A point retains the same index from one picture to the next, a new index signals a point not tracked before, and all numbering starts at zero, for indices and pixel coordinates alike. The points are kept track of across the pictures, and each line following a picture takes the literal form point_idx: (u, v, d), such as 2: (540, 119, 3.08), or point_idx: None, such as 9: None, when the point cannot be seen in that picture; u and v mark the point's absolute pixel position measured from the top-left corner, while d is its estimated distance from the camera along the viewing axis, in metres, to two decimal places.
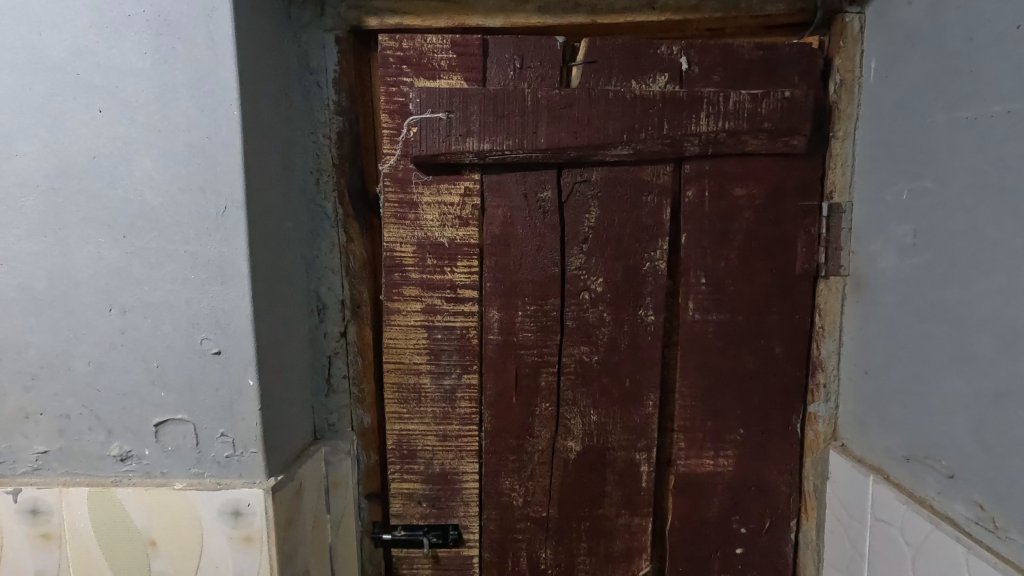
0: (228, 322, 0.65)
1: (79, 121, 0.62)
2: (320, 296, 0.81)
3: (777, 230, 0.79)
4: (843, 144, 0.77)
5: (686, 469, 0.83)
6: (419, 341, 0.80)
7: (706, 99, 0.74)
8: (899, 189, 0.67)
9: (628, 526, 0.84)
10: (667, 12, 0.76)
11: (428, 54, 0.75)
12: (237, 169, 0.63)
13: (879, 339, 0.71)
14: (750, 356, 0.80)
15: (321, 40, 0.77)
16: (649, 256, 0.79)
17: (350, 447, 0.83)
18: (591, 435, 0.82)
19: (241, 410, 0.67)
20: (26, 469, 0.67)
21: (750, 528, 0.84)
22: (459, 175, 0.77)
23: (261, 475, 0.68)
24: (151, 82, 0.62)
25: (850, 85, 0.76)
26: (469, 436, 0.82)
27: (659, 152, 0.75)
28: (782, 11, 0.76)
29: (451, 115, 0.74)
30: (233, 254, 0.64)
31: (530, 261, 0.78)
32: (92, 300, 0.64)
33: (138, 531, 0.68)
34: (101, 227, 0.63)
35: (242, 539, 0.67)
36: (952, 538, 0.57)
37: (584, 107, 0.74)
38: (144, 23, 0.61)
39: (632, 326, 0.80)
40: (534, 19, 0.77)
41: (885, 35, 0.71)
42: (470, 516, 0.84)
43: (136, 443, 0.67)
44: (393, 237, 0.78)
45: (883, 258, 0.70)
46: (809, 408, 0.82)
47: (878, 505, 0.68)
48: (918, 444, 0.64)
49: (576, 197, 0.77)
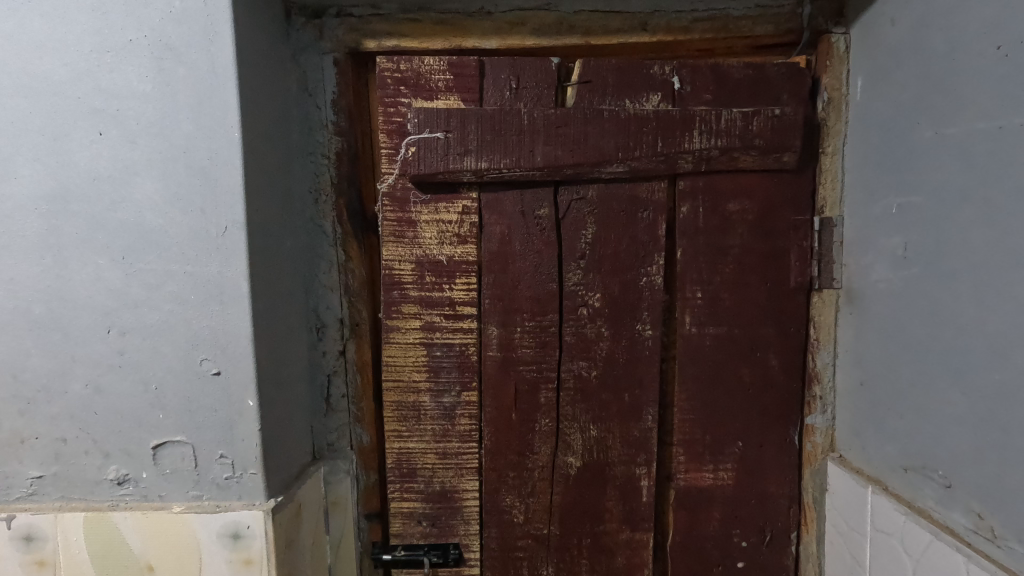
0: (228, 343, 0.65)
1: (80, 143, 0.62)
2: (319, 314, 0.81)
3: (770, 245, 0.80)
4: (833, 160, 0.79)
5: (685, 483, 0.83)
6: (418, 359, 0.80)
7: (699, 118, 0.76)
8: (889, 204, 0.69)
9: (629, 542, 0.84)
10: (659, 33, 0.78)
11: (426, 76, 0.76)
12: (238, 190, 0.64)
13: (873, 349, 0.72)
14: (747, 369, 0.81)
15: (320, 62, 0.78)
16: (646, 272, 0.80)
17: (349, 466, 0.83)
18: (591, 451, 0.82)
19: (242, 430, 0.66)
20: (21, 495, 0.66)
21: (750, 541, 0.84)
22: (457, 194, 0.78)
23: (261, 497, 0.67)
24: (152, 106, 0.62)
25: (838, 102, 0.78)
26: (470, 453, 0.82)
27: (654, 169, 0.77)
28: (770, 32, 0.78)
29: (449, 134, 0.75)
30: (234, 275, 0.64)
31: (529, 278, 0.79)
32: (90, 322, 0.64)
33: (134, 556, 0.67)
34: (100, 249, 0.63)
35: (241, 562, 0.67)
36: (952, 548, 0.58)
37: (580, 126, 0.75)
38: (145, 47, 0.62)
39: (630, 341, 0.80)
40: (530, 40, 0.78)
41: (870, 56, 0.73)
42: (470, 535, 0.84)
43: (134, 465, 0.66)
44: (392, 255, 0.79)
45: (875, 270, 0.71)
46: (807, 420, 0.82)
47: (878, 517, 0.68)
48: (916, 455, 0.64)
49: (573, 214, 0.78)
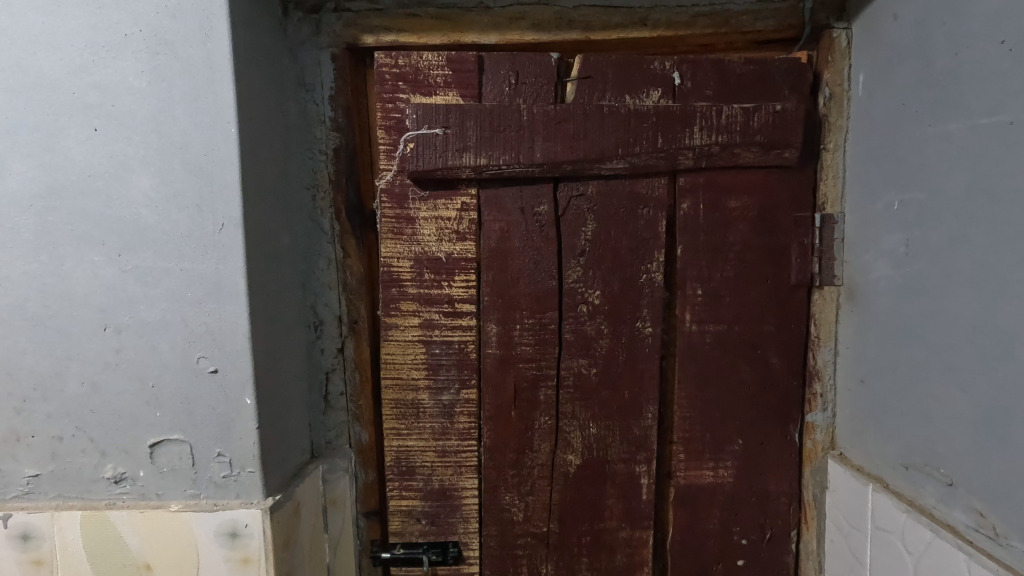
0: (225, 341, 0.64)
1: (76, 139, 0.62)
2: (317, 312, 0.81)
3: (771, 242, 0.79)
4: (835, 157, 0.78)
5: (685, 481, 0.83)
6: (417, 356, 0.80)
7: (700, 114, 0.75)
8: (890, 200, 0.69)
9: (629, 540, 0.83)
10: (659, 29, 0.78)
11: (424, 71, 0.75)
12: (235, 186, 0.63)
13: (874, 346, 0.72)
14: (748, 366, 0.81)
15: (318, 57, 0.77)
16: (646, 269, 0.79)
17: (348, 464, 0.82)
18: (591, 449, 0.81)
19: (239, 429, 0.66)
20: (17, 494, 0.66)
21: (751, 539, 0.84)
22: (456, 191, 0.77)
23: (259, 495, 0.67)
24: (148, 101, 0.62)
25: (839, 98, 0.77)
26: (469, 451, 0.82)
27: (654, 165, 0.76)
28: (771, 27, 0.78)
29: (447, 130, 0.74)
30: (231, 272, 0.64)
31: (528, 275, 0.79)
32: (86, 320, 0.63)
33: (132, 555, 0.66)
34: (95, 246, 0.63)
35: (239, 561, 0.66)
36: (953, 546, 0.57)
37: (580, 122, 0.75)
38: (141, 42, 0.61)
39: (630, 339, 0.80)
40: (529, 35, 0.78)
41: (872, 51, 0.72)
42: (470, 533, 0.83)
43: (131, 464, 0.66)
44: (390, 252, 0.78)
45: (876, 267, 0.71)
46: (807, 418, 0.82)
47: (878, 515, 0.68)
48: (917, 452, 0.64)
49: (572, 210, 0.78)
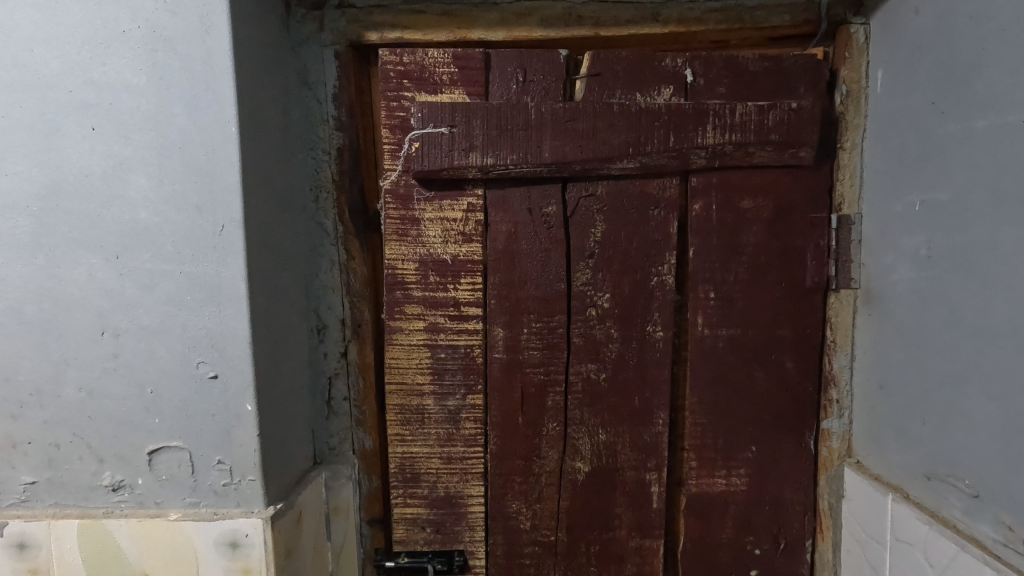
0: (225, 345, 0.63)
1: (73, 138, 0.60)
2: (320, 315, 0.79)
3: (786, 243, 0.77)
4: (852, 156, 0.76)
5: (697, 489, 0.80)
6: (422, 361, 0.78)
7: (713, 112, 0.73)
8: (911, 201, 0.66)
9: (639, 549, 0.81)
10: (671, 25, 0.75)
11: (430, 69, 0.74)
12: (236, 187, 0.61)
13: (894, 352, 0.69)
14: (761, 371, 0.79)
15: (321, 54, 0.76)
16: (657, 271, 0.77)
17: (350, 471, 0.81)
18: (600, 456, 0.79)
19: (240, 436, 0.64)
20: (13, 501, 0.64)
21: (764, 549, 0.81)
22: (462, 191, 0.76)
23: (259, 504, 0.65)
24: (146, 100, 0.60)
25: (857, 95, 0.75)
26: (475, 458, 0.80)
27: (665, 165, 0.74)
28: (786, 22, 0.76)
29: (453, 129, 0.72)
30: (231, 275, 0.62)
31: (536, 277, 0.77)
32: (83, 324, 0.62)
33: (129, 564, 0.65)
34: (93, 249, 0.61)
35: (239, 572, 0.65)
36: (979, 561, 0.55)
37: (590, 120, 0.73)
38: (139, 38, 0.59)
39: (640, 343, 0.78)
40: (537, 32, 0.76)
41: (891, 47, 0.70)
42: (476, 542, 0.81)
43: (129, 471, 0.64)
44: (395, 253, 0.76)
45: (896, 269, 0.69)
46: (822, 425, 0.80)
47: (899, 526, 0.66)
48: (940, 463, 0.62)
49: (582, 212, 0.76)
